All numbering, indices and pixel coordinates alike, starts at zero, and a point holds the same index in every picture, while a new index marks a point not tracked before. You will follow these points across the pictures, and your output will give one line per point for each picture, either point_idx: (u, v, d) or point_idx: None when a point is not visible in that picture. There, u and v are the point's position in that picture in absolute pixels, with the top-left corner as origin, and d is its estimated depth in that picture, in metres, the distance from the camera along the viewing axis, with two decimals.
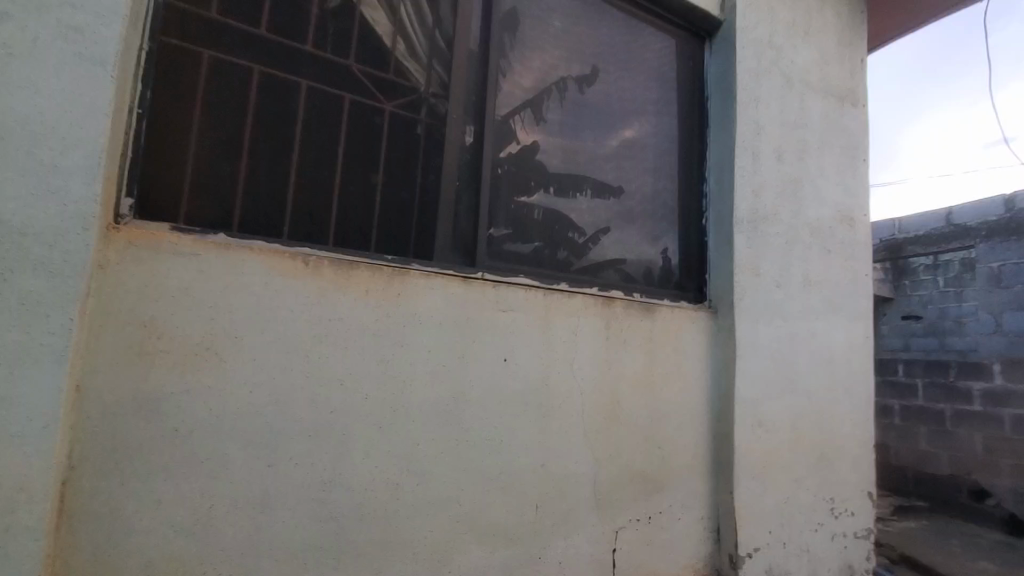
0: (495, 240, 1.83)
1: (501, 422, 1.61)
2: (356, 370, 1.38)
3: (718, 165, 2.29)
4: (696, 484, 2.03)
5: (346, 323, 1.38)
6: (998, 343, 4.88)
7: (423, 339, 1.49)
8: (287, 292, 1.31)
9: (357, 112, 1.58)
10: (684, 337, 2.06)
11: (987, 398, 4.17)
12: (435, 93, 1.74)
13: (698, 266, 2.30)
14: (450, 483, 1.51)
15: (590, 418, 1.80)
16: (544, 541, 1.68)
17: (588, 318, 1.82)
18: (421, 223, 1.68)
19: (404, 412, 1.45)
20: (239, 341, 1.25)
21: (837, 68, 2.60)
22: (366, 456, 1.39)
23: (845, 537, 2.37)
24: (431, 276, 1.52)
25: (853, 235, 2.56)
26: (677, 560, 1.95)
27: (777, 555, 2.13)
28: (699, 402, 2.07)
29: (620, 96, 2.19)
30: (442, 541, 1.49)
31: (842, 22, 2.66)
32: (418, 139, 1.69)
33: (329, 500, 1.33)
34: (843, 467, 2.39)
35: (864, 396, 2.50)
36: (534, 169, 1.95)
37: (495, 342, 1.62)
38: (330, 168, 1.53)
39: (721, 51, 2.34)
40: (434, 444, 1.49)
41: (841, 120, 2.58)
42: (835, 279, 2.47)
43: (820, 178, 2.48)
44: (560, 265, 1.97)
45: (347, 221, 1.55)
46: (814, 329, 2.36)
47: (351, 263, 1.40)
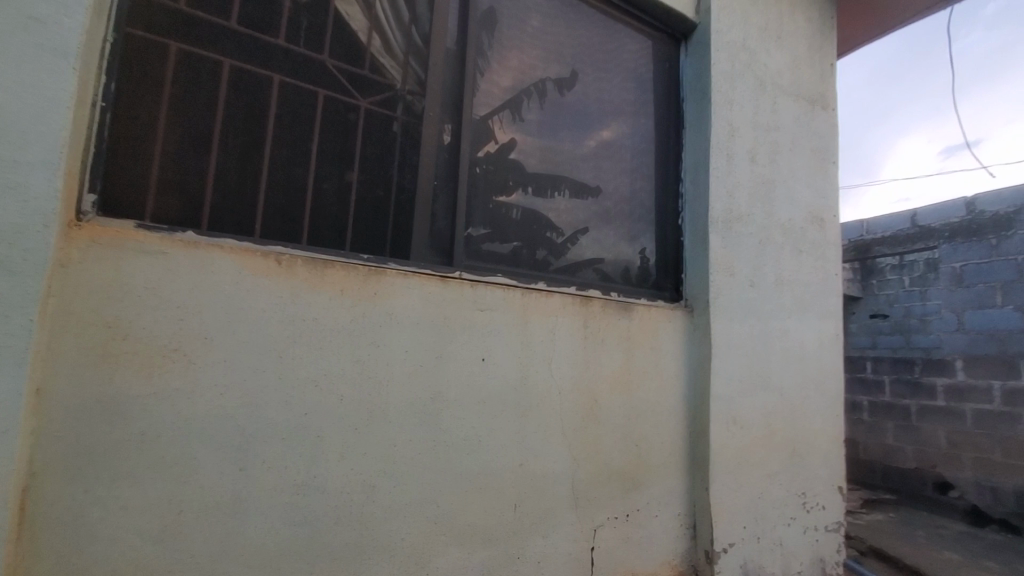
0: (473, 240, 1.82)
1: (480, 423, 1.60)
2: (331, 372, 1.38)
3: (693, 166, 2.30)
4: (672, 481, 2.06)
5: (320, 323, 1.37)
6: (960, 340, 5.23)
7: (400, 340, 1.48)
8: (258, 291, 1.30)
9: (331, 109, 1.57)
10: (661, 336, 2.07)
11: (950, 394, 5.13)
12: (412, 90, 1.73)
13: (675, 265, 2.31)
14: (428, 483, 1.51)
15: (569, 417, 1.79)
16: (523, 541, 1.67)
17: (566, 316, 1.81)
18: (398, 222, 1.66)
19: (379, 415, 1.44)
20: (207, 341, 1.24)
21: (808, 71, 2.65)
22: (342, 458, 1.39)
23: (816, 530, 2.44)
24: (407, 275, 1.51)
25: (824, 235, 2.61)
26: (653, 557, 1.97)
27: (751, 549, 2.18)
28: (676, 400, 2.09)
29: (596, 98, 2.19)
30: (419, 544, 1.48)
31: (814, 25, 2.71)
32: (394, 136, 1.68)
33: (302, 503, 1.33)
34: (813, 462, 2.45)
35: (834, 392, 2.56)
36: (511, 168, 1.94)
37: (473, 342, 1.61)
38: (303, 165, 1.52)
39: (696, 53, 2.35)
40: (410, 445, 1.48)
41: (812, 123, 2.63)
42: (807, 278, 2.52)
43: (792, 180, 2.52)
44: (539, 265, 1.97)
45: (322, 221, 1.54)
46: (786, 328, 2.41)
47: (325, 262, 1.40)
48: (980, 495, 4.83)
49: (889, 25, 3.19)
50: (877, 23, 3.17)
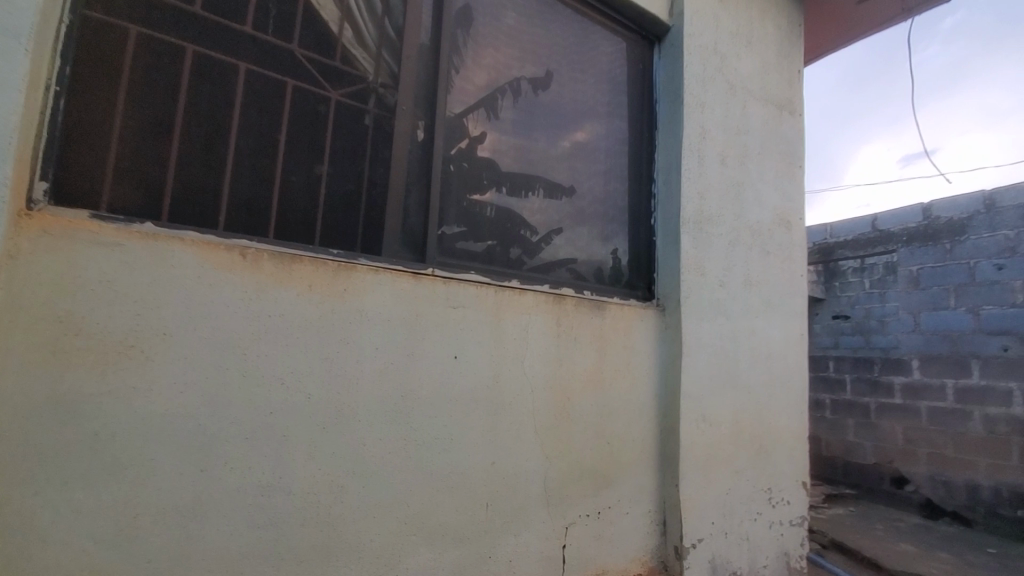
0: (446, 238, 1.80)
1: (451, 421, 1.59)
2: (297, 369, 1.34)
3: (665, 166, 2.33)
4: (643, 477, 2.08)
5: (287, 319, 1.34)
6: (917, 340, 5.40)
7: (370, 338, 1.45)
8: (222, 286, 1.26)
9: (300, 100, 1.53)
10: (633, 335, 2.09)
11: (906, 391, 5.38)
12: (385, 83, 1.70)
13: (648, 265, 2.33)
14: (399, 483, 1.48)
15: (542, 415, 1.79)
16: (495, 540, 1.66)
17: (539, 314, 1.81)
18: (369, 217, 1.63)
19: (349, 413, 1.41)
20: (167, 337, 1.19)
21: (776, 77, 2.71)
22: (309, 458, 1.35)
23: (781, 525, 2.50)
24: (378, 271, 1.48)
25: (790, 237, 2.68)
26: (624, 554, 1.99)
27: (719, 544, 2.21)
28: (647, 398, 2.11)
29: (570, 97, 2.20)
30: (389, 544, 1.46)
31: (782, 33, 2.78)
32: (366, 130, 1.65)
33: (266, 505, 1.29)
34: (779, 458, 2.51)
35: (798, 390, 2.63)
36: (485, 166, 1.93)
37: (445, 339, 1.59)
38: (270, 157, 1.48)
39: (669, 56, 2.38)
40: (380, 445, 1.45)
41: (779, 127, 2.69)
42: (774, 279, 2.58)
43: (760, 182, 2.57)
44: (513, 263, 1.96)
45: (290, 215, 1.50)
46: (754, 327, 2.47)
47: (293, 257, 1.36)
48: (934, 489, 5.07)
49: (853, 35, 3.29)
50: (841, 32, 3.27)
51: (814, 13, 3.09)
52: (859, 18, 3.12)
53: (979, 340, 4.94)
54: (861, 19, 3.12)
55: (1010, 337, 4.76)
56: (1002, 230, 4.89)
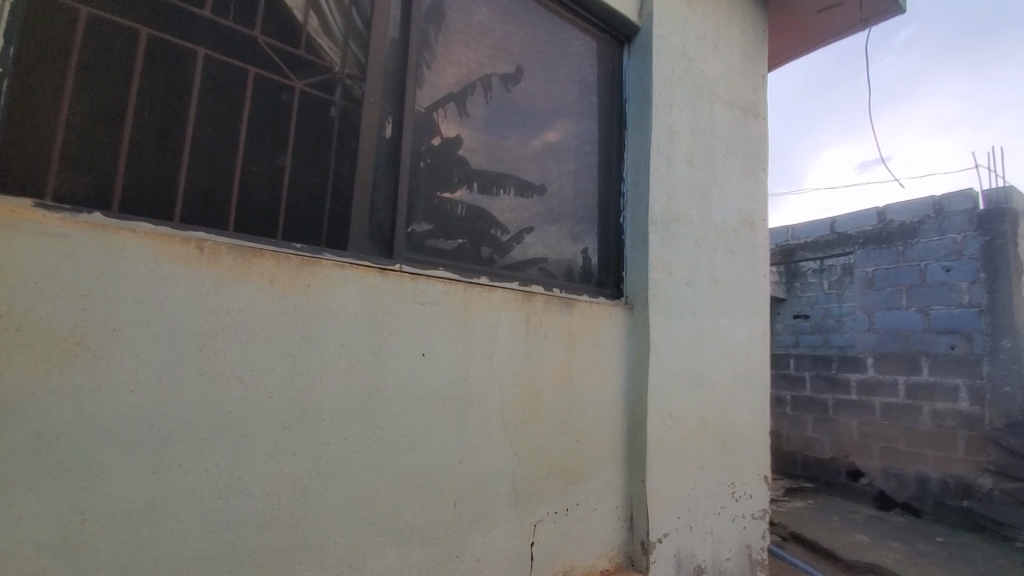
0: (415, 235, 1.77)
1: (419, 419, 1.56)
2: (257, 366, 1.30)
3: (634, 166, 2.35)
4: (610, 474, 2.09)
5: (247, 316, 1.29)
6: (872, 338, 5.61)
7: (335, 334, 1.42)
8: (177, 279, 1.21)
9: (262, 88, 1.48)
10: (602, 332, 2.10)
11: (862, 388, 5.59)
12: (352, 74, 1.66)
13: (616, 264, 2.35)
14: (364, 483, 1.45)
15: (510, 413, 1.78)
16: (462, 540, 1.64)
17: (509, 312, 1.80)
18: (334, 212, 1.59)
19: (312, 412, 1.37)
20: (118, 334, 1.14)
21: (741, 81, 2.77)
22: (270, 459, 1.31)
23: (744, 519, 2.56)
24: (343, 266, 1.45)
25: (754, 238, 2.74)
26: (592, 550, 2.00)
27: (684, 538, 2.25)
28: (615, 396, 2.13)
29: (541, 95, 2.20)
30: (353, 545, 1.43)
31: (747, 38, 2.84)
32: (331, 121, 1.60)
33: (224, 508, 1.25)
34: (742, 453, 2.57)
35: (760, 387, 2.70)
36: (455, 162, 1.91)
37: (413, 336, 1.56)
38: (229, 147, 1.42)
39: (639, 56, 2.40)
40: (344, 445, 1.42)
41: (744, 130, 2.75)
42: (738, 278, 2.63)
43: (726, 184, 2.63)
44: (482, 260, 1.94)
45: (251, 208, 1.45)
46: (719, 325, 2.52)
47: (253, 251, 1.31)
48: (886, 481, 5.30)
49: (814, 43, 3.40)
50: (804, 41, 3.37)
51: (778, 20, 3.17)
52: (821, 26, 3.22)
53: (929, 339, 5.18)
54: (824, 27, 3.23)
55: (956, 336, 5.01)
56: (950, 234, 5.16)
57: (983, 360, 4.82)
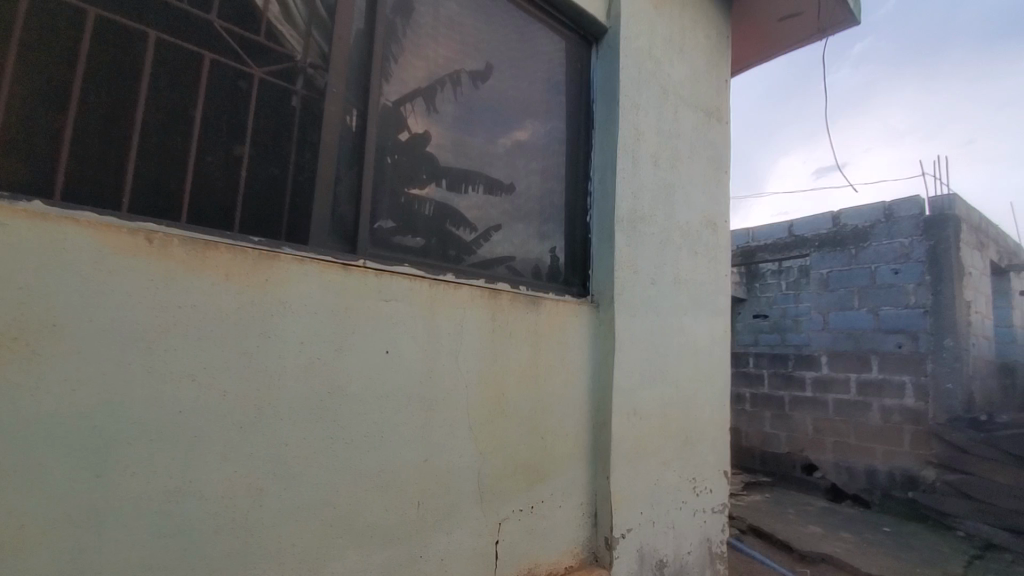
0: (379, 230, 1.73)
1: (383, 418, 1.53)
2: (211, 364, 1.25)
3: (601, 165, 2.37)
4: (576, 471, 2.11)
5: (200, 312, 1.24)
6: (826, 337, 5.83)
7: (294, 331, 1.38)
8: (123, 272, 1.15)
9: (218, 74, 1.42)
10: (568, 330, 2.11)
11: (816, 385, 5.81)
12: (314, 63, 1.61)
13: (583, 262, 2.36)
14: (324, 484, 1.41)
15: (476, 411, 1.77)
16: (426, 540, 1.62)
17: (474, 309, 1.79)
18: (295, 205, 1.54)
19: (270, 410, 1.33)
20: (60, 330, 1.08)
21: (706, 85, 2.83)
22: (224, 460, 1.26)
23: (704, 513, 2.62)
24: (304, 261, 1.40)
25: (716, 239, 2.81)
26: (557, 547, 2.01)
27: (647, 533, 2.29)
28: (580, 393, 2.14)
29: (509, 92, 2.19)
30: (312, 548, 1.39)
31: (711, 42, 2.90)
32: (292, 111, 1.56)
33: (174, 512, 1.19)
34: (703, 449, 2.63)
35: (721, 384, 2.76)
36: (422, 157, 1.88)
37: (376, 333, 1.53)
38: (183, 135, 1.36)
39: (606, 57, 2.42)
40: (304, 444, 1.38)
41: (708, 133, 2.81)
42: (701, 278, 2.69)
43: (690, 185, 2.68)
44: (448, 257, 1.92)
45: (206, 199, 1.39)
46: (682, 324, 2.56)
47: (207, 243, 1.26)
48: (838, 474, 5.53)
49: (775, 51, 3.51)
50: (765, 48, 3.47)
51: (741, 26, 3.26)
52: (782, 35, 3.33)
53: (878, 338, 5.42)
54: (784, 35, 3.33)
55: (903, 336, 5.26)
56: (899, 238, 5.41)
57: (927, 358, 5.08)
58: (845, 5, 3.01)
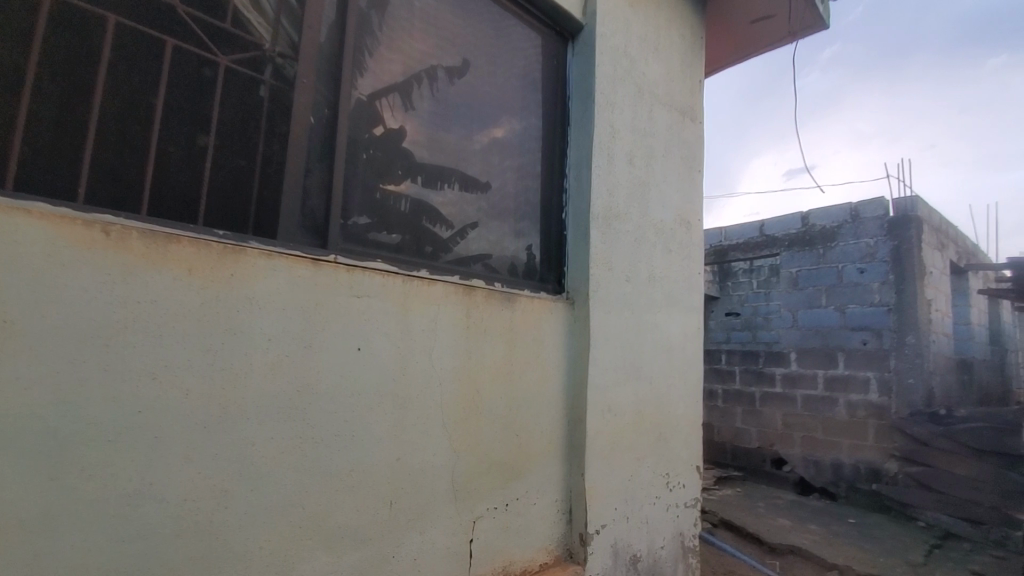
0: (351, 225, 1.70)
1: (353, 416, 1.50)
2: (172, 362, 1.20)
3: (576, 162, 2.37)
4: (551, 468, 2.11)
5: (160, 307, 1.19)
6: (795, 335, 5.97)
7: (261, 328, 1.34)
8: (78, 266, 1.09)
9: (181, 61, 1.37)
10: (543, 327, 2.11)
11: (786, 381, 5.95)
12: (283, 53, 1.57)
13: (558, 260, 2.36)
14: (292, 484, 1.38)
15: (449, 409, 1.75)
16: (399, 539, 1.60)
17: (448, 305, 1.77)
18: (263, 198, 1.50)
19: (236, 410, 1.29)
20: (10, 326, 1.02)
21: (680, 84, 2.86)
22: (186, 461, 1.22)
23: (677, 508, 2.65)
24: (271, 255, 1.36)
25: (689, 237, 2.84)
26: (531, 544, 2.01)
27: (620, 529, 2.30)
28: (555, 390, 2.14)
29: (485, 87, 2.17)
30: (280, 550, 1.35)
31: (686, 42, 2.93)
32: (260, 101, 1.51)
33: (134, 516, 1.15)
34: (676, 445, 2.66)
35: (693, 381, 2.80)
36: (396, 151, 1.84)
37: (347, 330, 1.50)
38: (144, 124, 1.31)
39: (582, 54, 2.42)
40: (271, 445, 1.34)
41: (682, 132, 2.84)
42: (675, 275, 2.72)
43: (664, 184, 2.70)
44: (423, 254, 1.89)
45: (168, 191, 1.34)
46: (656, 321, 2.59)
47: (169, 236, 1.21)
48: (806, 468, 5.67)
49: (747, 53, 3.56)
50: (738, 49, 3.52)
51: (714, 27, 3.30)
52: (754, 36, 3.38)
53: (844, 335, 5.58)
54: (756, 37, 3.38)
55: (868, 333, 5.42)
56: (864, 237, 5.57)
57: (890, 354, 5.24)
58: (814, 9, 3.07)
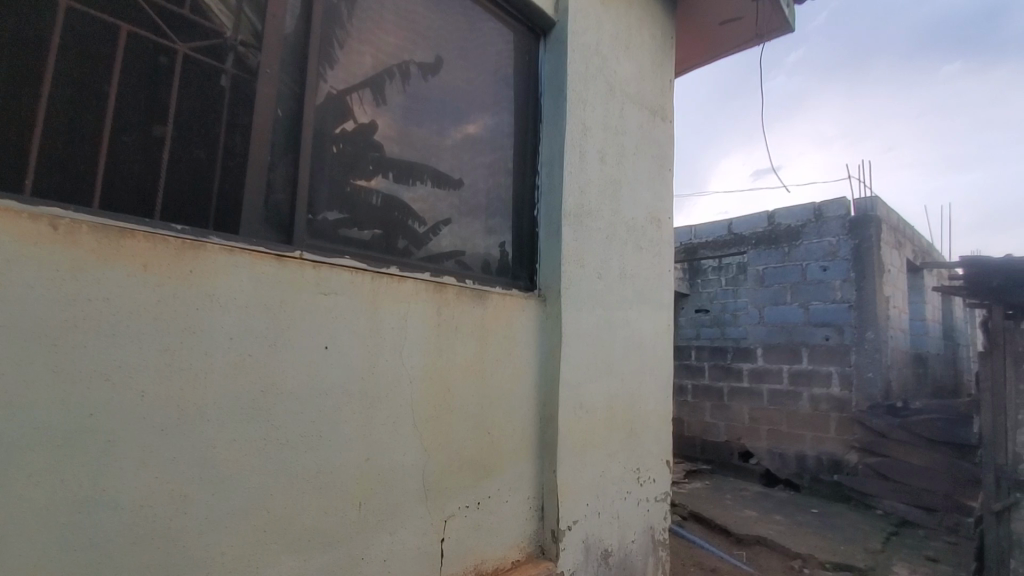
0: (319, 221, 1.65)
1: (320, 416, 1.47)
2: (127, 363, 1.15)
3: (548, 159, 2.37)
4: (523, 465, 2.11)
5: (113, 305, 1.14)
6: (762, 331, 6.12)
7: (223, 326, 1.29)
8: (24, 261, 1.04)
9: (136, 48, 1.31)
10: (515, 324, 2.10)
11: (752, 375, 6.10)
12: (246, 42, 1.51)
13: (530, 256, 2.35)
14: (256, 487, 1.34)
15: (420, 408, 1.73)
16: (368, 540, 1.57)
17: (419, 303, 1.75)
18: (224, 192, 1.45)
19: (196, 412, 1.24)
20: None
21: (651, 83, 2.88)
22: (143, 465, 1.17)
23: (647, 502, 2.69)
24: (233, 251, 1.31)
25: (660, 235, 2.87)
26: (503, 541, 2.00)
27: (592, 524, 2.32)
28: (527, 387, 2.14)
29: (457, 81, 2.14)
30: (243, 555, 1.31)
31: (656, 41, 2.96)
32: (221, 91, 1.46)
33: (86, 523, 1.10)
34: (647, 439, 2.69)
35: (663, 376, 2.84)
36: (365, 146, 1.80)
37: (313, 329, 1.46)
38: (96, 114, 1.26)
39: (554, 51, 2.42)
40: (233, 447, 1.30)
41: (653, 131, 2.87)
42: (646, 272, 2.75)
43: (636, 182, 2.73)
44: (393, 250, 1.86)
45: (122, 183, 1.28)
46: (628, 317, 2.61)
47: (123, 231, 1.16)
48: (772, 460, 5.84)
49: (716, 54, 3.63)
50: (707, 50, 3.58)
51: (684, 28, 3.35)
52: (722, 38, 3.44)
53: (808, 331, 5.75)
54: (724, 39, 3.45)
55: (830, 329, 5.60)
56: (827, 236, 5.74)
57: (851, 350, 5.42)
58: (781, 13, 3.14)
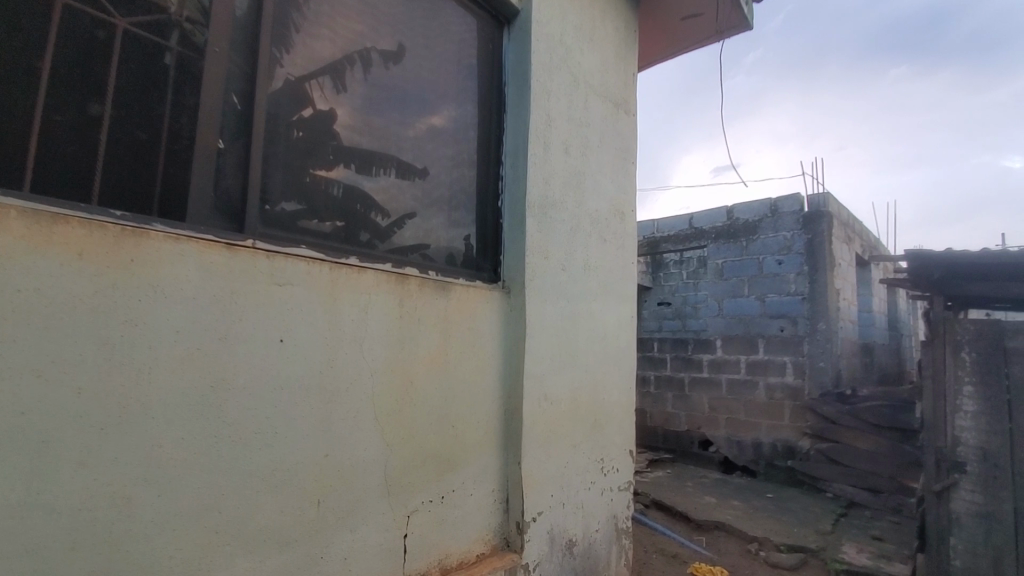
0: (273, 209, 1.58)
1: (275, 411, 1.42)
2: (63, 357, 1.08)
3: (512, 151, 2.35)
4: (487, 458, 2.09)
5: (46, 296, 1.06)
6: (721, 322, 6.29)
7: (168, 319, 1.22)
8: None
9: (70, 21, 1.23)
10: (479, 315, 2.08)
11: (712, 366, 6.27)
12: (192, 18, 1.43)
13: (494, 248, 2.33)
14: (207, 487, 1.28)
15: (381, 401, 1.69)
16: (327, 539, 1.53)
17: (380, 295, 1.70)
18: (169, 176, 1.37)
19: (140, 408, 1.17)
20: None
21: (614, 76, 2.90)
22: (81, 467, 1.10)
23: (611, 491, 2.72)
24: (178, 239, 1.24)
25: (623, 227, 2.90)
26: (467, 535, 1.99)
27: (557, 515, 2.33)
28: (491, 379, 2.12)
29: (419, 68, 2.09)
30: (195, 558, 1.25)
31: (620, 34, 2.97)
32: (165, 69, 1.37)
33: (18, 529, 1.02)
34: (611, 430, 2.72)
35: (626, 367, 2.87)
36: (323, 132, 1.74)
37: (266, 321, 1.40)
38: (25, 90, 1.17)
39: (518, 40, 2.40)
40: (181, 445, 1.23)
41: (616, 124, 2.89)
42: (609, 264, 2.77)
43: (599, 174, 2.74)
44: (353, 240, 1.80)
45: (55, 165, 1.20)
46: (592, 309, 2.63)
47: (56, 216, 1.08)
48: (730, 448, 6.02)
49: (678, 49, 3.67)
50: (670, 45, 3.63)
51: (647, 22, 3.38)
52: (684, 33, 3.49)
53: (764, 323, 5.95)
54: (687, 34, 3.50)
55: (785, 320, 5.81)
56: (783, 231, 5.93)
57: (804, 340, 5.63)
58: (740, 10, 3.21)
